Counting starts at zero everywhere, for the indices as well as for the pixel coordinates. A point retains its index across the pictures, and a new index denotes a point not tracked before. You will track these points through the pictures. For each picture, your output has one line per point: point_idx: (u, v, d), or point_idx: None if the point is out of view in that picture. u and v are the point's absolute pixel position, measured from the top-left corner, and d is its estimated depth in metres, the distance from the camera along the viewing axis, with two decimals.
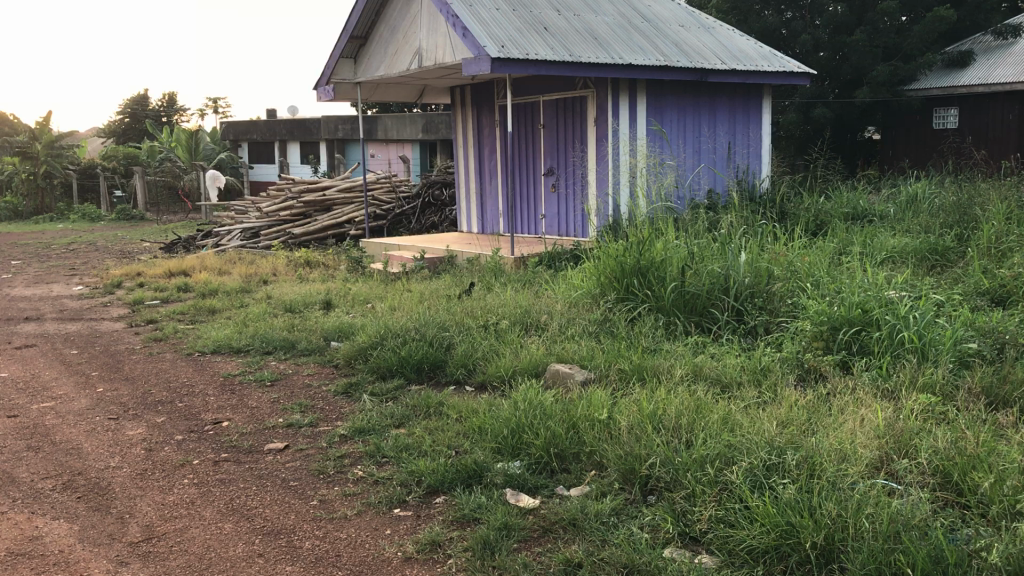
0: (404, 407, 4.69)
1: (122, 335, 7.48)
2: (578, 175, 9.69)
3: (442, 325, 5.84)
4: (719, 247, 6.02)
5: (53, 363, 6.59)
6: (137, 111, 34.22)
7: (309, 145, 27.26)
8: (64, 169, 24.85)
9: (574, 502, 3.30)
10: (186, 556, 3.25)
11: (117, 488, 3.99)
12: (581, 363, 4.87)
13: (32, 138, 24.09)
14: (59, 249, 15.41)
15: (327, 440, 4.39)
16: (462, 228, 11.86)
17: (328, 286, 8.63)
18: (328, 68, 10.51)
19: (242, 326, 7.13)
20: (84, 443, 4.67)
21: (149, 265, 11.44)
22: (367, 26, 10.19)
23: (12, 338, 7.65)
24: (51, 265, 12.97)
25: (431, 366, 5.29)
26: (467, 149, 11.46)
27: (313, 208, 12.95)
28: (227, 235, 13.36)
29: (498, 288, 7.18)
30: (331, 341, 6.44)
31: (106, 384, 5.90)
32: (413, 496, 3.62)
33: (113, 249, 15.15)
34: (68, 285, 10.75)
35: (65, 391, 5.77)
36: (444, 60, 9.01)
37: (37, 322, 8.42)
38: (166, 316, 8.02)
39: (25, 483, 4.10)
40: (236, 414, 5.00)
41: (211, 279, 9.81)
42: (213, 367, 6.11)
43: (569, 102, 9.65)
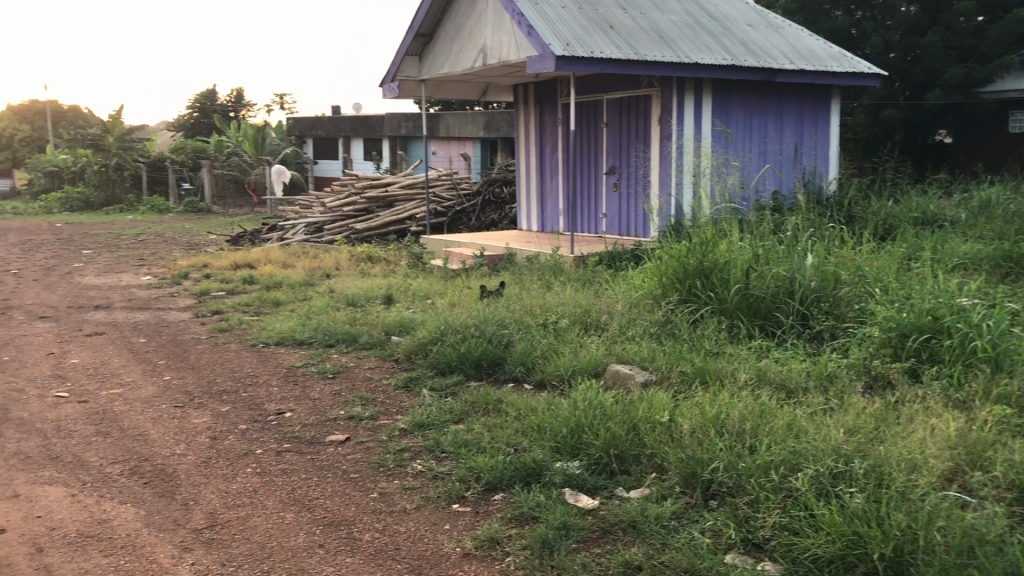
0: (463, 403, 4.70)
1: (189, 325, 7.64)
2: (640, 175, 9.62)
3: (502, 323, 5.82)
4: (785, 249, 5.92)
5: (122, 351, 6.76)
6: (206, 105, 35.05)
7: (374, 141, 27.47)
8: (135, 161, 25.48)
9: (633, 504, 3.27)
10: (248, 544, 3.30)
11: (182, 475, 4.08)
12: (643, 364, 4.81)
13: (106, 131, 24.82)
14: (131, 239, 15.79)
15: (387, 433, 4.43)
16: (522, 225, 11.83)
17: (389, 282, 8.72)
18: (394, 65, 10.62)
19: (304, 319, 7.24)
20: (151, 430, 4.78)
21: (216, 257, 11.66)
22: (433, 23, 10.22)
23: (83, 326, 7.87)
24: (122, 255, 13.29)
25: (490, 363, 5.28)
26: (529, 146, 11.43)
27: (375, 203, 13.03)
28: (292, 229, 13.51)
29: (559, 287, 7.17)
30: (392, 335, 6.47)
31: (172, 372, 6.03)
32: (471, 492, 3.63)
33: (181, 240, 15.50)
34: (137, 276, 10.99)
35: (133, 378, 5.93)
36: (509, 58, 8.99)
37: (107, 310, 8.65)
38: (231, 308, 8.16)
39: (95, 468, 4.24)
40: (298, 405, 5.05)
41: (275, 272, 9.95)
42: (277, 358, 6.20)
43: (634, 100, 9.59)
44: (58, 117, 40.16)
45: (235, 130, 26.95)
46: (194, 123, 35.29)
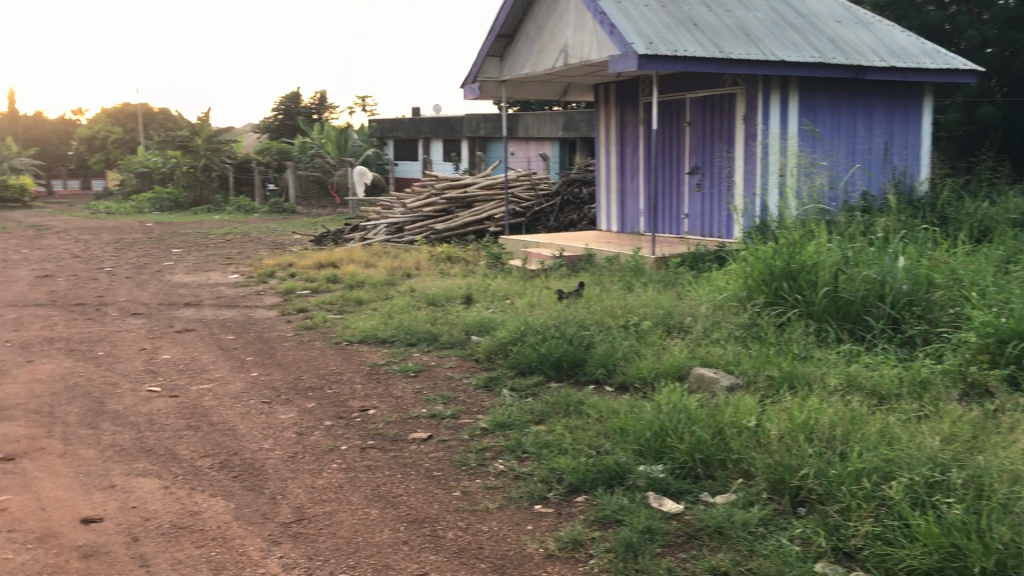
0: (544, 404, 4.69)
1: (274, 323, 7.80)
2: (724, 175, 9.48)
3: (583, 324, 5.79)
4: (876, 251, 5.76)
5: (212, 347, 6.94)
6: (290, 108, 35.82)
7: (453, 142, 27.70)
8: (222, 163, 26.18)
9: (719, 510, 3.21)
10: (334, 538, 3.36)
11: (270, 469, 4.17)
12: (728, 368, 4.74)
13: (195, 133, 25.58)
14: (219, 239, 16.22)
15: (469, 432, 4.45)
16: (602, 226, 11.77)
17: (469, 281, 8.76)
18: (475, 66, 10.68)
19: (386, 318, 7.32)
20: (240, 425, 4.90)
21: (300, 256, 11.90)
22: (515, 24, 10.25)
23: (174, 322, 8.11)
24: (210, 254, 13.67)
25: (571, 364, 5.25)
26: (610, 146, 11.37)
27: (454, 204, 13.12)
28: (373, 229, 13.69)
29: (640, 288, 7.11)
30: (472, 335, 6.50)
31: (259, 368, 6.16)
32: (553, 493, 3.61)
33: (266, 240, 15.85)
34: (225, 274, 11.29)
35: (222, 373, 6.08)
36: (591, 57, 8.96)
37: (196, 307, 8.90)
38: (315, 306, 8.32)
39: (187, 461, 4.36)
40: (381, 403, 5.11)
41: (357, 271, 10.09)
42: (360, 357, 6.28)
43: (717, 99, 9.45)
44: (149, 120, 41.50)
45: (318, 132, 27.47)
46: (279, 125, 36.11)
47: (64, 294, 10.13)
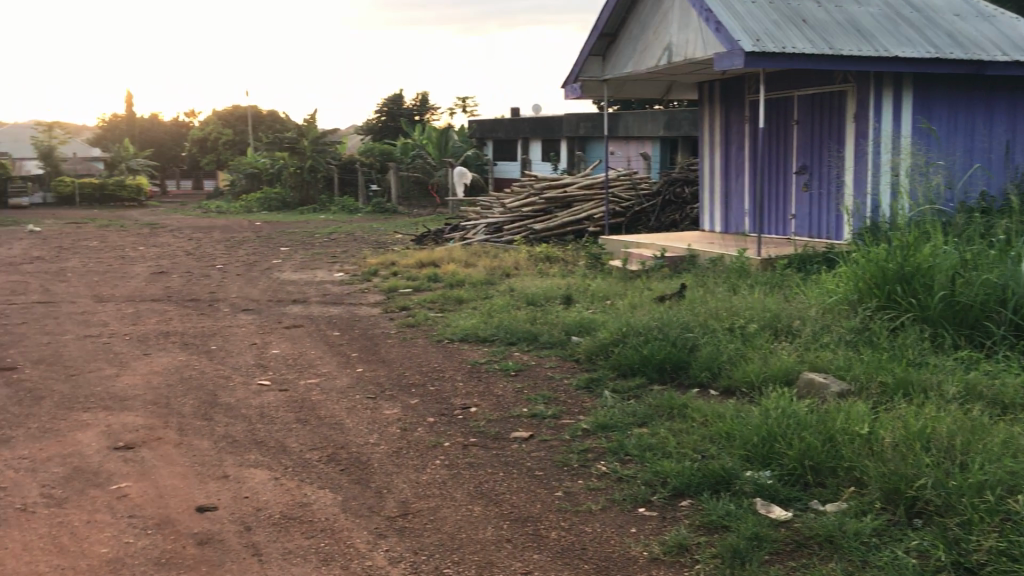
0: (647, 406, 4.64)
1: (378, 320, 7.95)
2: (833, 175, 9.23)
3: (686, 326, 5.72)
4: (997, 253, 5.51)
5: (318, 343, 7.12)
6: (393, 109, 36.47)
7: (552, 142, 27.75)
8: (327, 164, 26.83)
9: (830, 518, 3.13)
10: (438, 534, 3.41)
11: (376, 464, 4.26)
12: (838, 373, 4.61)
13: (302, 135, 26.32)
14: (324, 238, 16.63)
15: (571, 432, 4.44)
16: (705, 227, 11.60)
17: (570, 281, 8.75)
18: (577, 65, 10.67)
19: (487, 316, 7.38)
20: (346, 419, 5.01)
21: (402, 255, 12.09)
22: (618, 23, 10.20)
23: (283, 318, 8.35)
24: (316, 253, 14.02)
25: (674, 367, 5.19)
26: (714, 146, 11.19)
27: (554, 203, 13.12)
28: (473, 229, 13.80)
29: (745, 290, 6.98)
30: (572, 335, 6.49)
31: (364, 364, 6.29)
32: (657, 497, 3.57)
33: (369, 238, 16.17)
34: (330, 272, 11.57)
35: (329, 368, 6.24)
36: (696, 55, 8.85)
37: (303, 304, 9.14)
38: (417, 304, 8.44)
39: (296, 454, 4.49)
40: (483, 401, 5.15)
41: (458, 270, 10.20)
42: (461, 355, 6.35)
43: (827, 97, 9.21)
44: (259, 122, 42.85)
45: (420, 132, 27.88)
46: (382, 127, 36.81)
47: (179, 289, 10.55)
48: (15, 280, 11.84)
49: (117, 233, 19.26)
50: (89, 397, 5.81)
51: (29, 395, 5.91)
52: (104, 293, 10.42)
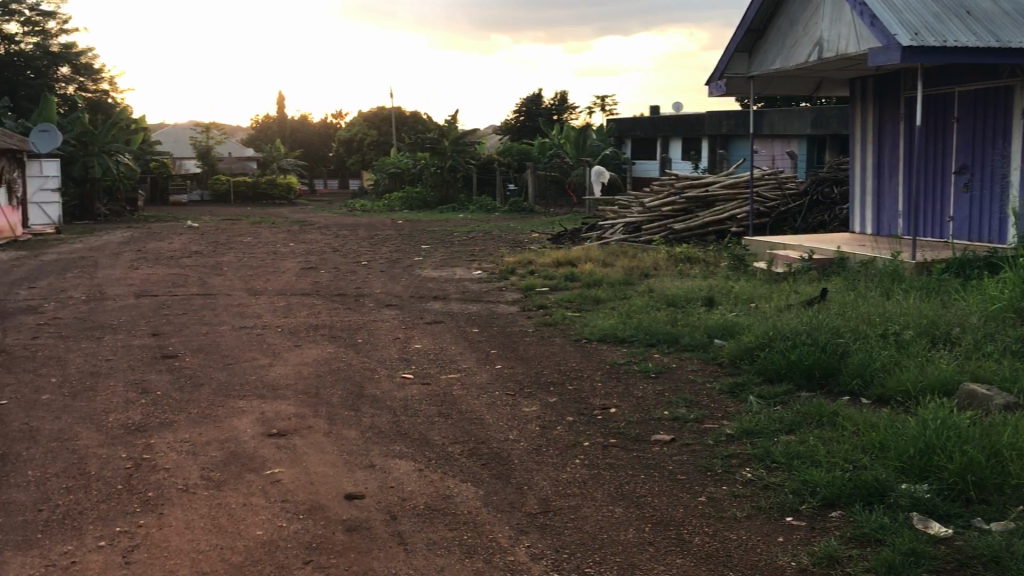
0: (794, 413, 4.51)
1: (516, 318, 8.02)
2: (997, 175, 8.74)
3: (836, 331, 5.52)
4: None
5: (459, 339, 7.25)
6: (532, 109, 36.80)
7: (693, 141, 27.37)
8: (467, 163, 27.25)
9: (996, 539, 2.96)
10: (580, 533, 3.42)
11: (516, 460, 4.30)
12: (1003, 385, 4.36)
13: (443, 135, 26.85)
14: (463, 236, 16.91)
15: (714, 437, 4.36)
16: (854, 229, 11.18)
17: (711, 283, 8.59)
18: (722, 62, 10.46)
19: (626, 317, 7.33)
20: (487, 414, 5.08)
21: (540, 254, 12.16)
22: (766, 19, 9.95)
23: (424, 314, 8.54)
24: (455, 250, 14.27)
25: (823, 373, 5.02)
26: (866, 144, 10.76)
27: (694, 203, 12.91)
28: (611, 228, 13.74)
29: (899, 295, 6.69)
30: (714, 338, 6.37)
31: (504, 361, 6.36)
32: (806, 507, 3.47)
33: (507, 237, 16.33)
34: (470, 270, 11.75)
35: (469, 364, 6.33)
36: (848, 51, 8.53)
37: (444, 300, 9.32)
38: (556, 303, 8.47)
39: (439, 446, 4.58)
40: (623, 402, 5.12)
41: (596, 270, 10.17)
42: (601, 354, 6.33)
43: (992, 93, 8.72)
44: (402, 123, 44.01)
45: (558, 132, 27.97)
46: (521, 126, 37.17)
47: (326, 284, 10.94)
48: (177, 273, 12.55)
49: (269, 230, 20.14)
50: (244, 386, 6.10)
51: (189, 382, 6.25)
52: (257, 287, 10.92)
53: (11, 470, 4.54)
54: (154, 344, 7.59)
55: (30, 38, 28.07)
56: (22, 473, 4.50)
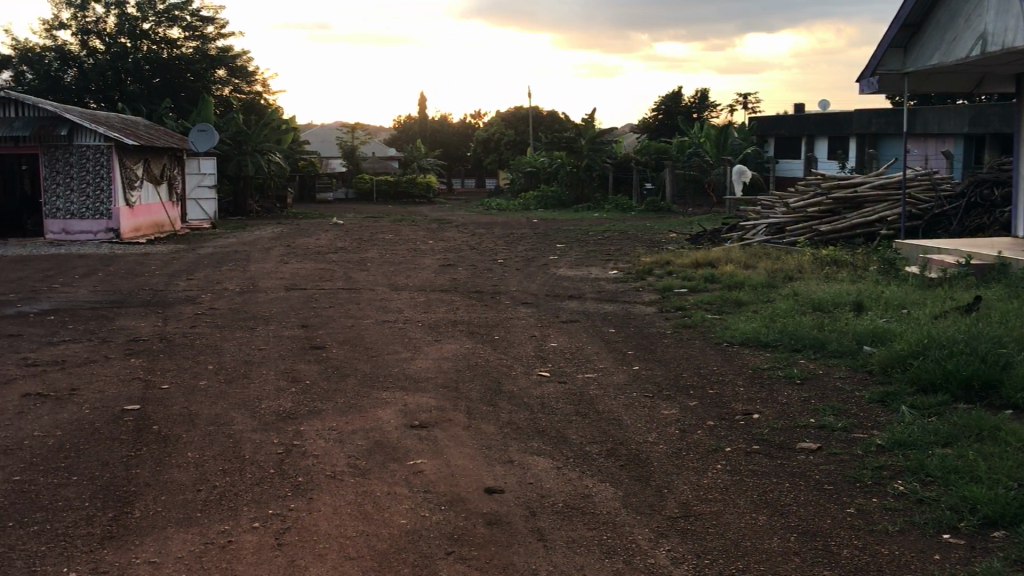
0: (951, 425, 4.29)
1: (654, 320, 7.94)
2: None
3: (999, 341, 5.22)
4: None
5: (596, 338, 7.24)
6: (671, 108, 36.40)
7: (840, 140, 26.44)
8: (604, 163, 27.17)
9: None
10: (722, 539, 3.36)
11: (656, 462, 4.26)
12: None
13: (580, 134, 26.88)
14: (600, 236, 16.88)
15: (863, 448, 4.21)
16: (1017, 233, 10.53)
17: (859, 287, 8.28)
18: (874, 59, 10.06)
19: (769, 320, 7.16)
20: (625, 415, 5.06)
21: (679, 254, 12.00)
22: (923, 12, 9.51)
23: (561, 313, 8.58)
24: (591, 250, 14.26)
25: (984, 385, 4.76)
26: None
27: (841, 204, 12.46)
28: (752, 229, 13.42)
29: None
30: (864, 344, 6.13)
31: (642, 362, 6.31)
32: (965, 524, 3.29)
33: (644, 237, 16.20)
34: (607, 269, 11.71)
35: (607, 364, 6.31)
36: (1015, 44, 8.06)
37: (581, 299, 9.33)
38: (695, 305, 8.34)
39: (577, 445, 4.59)
40: (766, 408, 5.00)
41: (737, 272, 9.96)
42: (742, 359, 6.19)
43: None
44: (539, 122, 44.31)
45: (697, 131, 27.54)
46: (659, 125, 36.81)
47: (464, 281, 11.13)
48: (323, 267, 13.03)
49: (410, 228, 20.63)
50: (387, 378, 6.28)
51: (336, 372, 6.48)
52: (398, 283, 11.22)
53: (172, 451, 4.83)
54: (302, 335, 7.91)
55: (191, 43, 29.77)
56: (184, 454, 4.77)
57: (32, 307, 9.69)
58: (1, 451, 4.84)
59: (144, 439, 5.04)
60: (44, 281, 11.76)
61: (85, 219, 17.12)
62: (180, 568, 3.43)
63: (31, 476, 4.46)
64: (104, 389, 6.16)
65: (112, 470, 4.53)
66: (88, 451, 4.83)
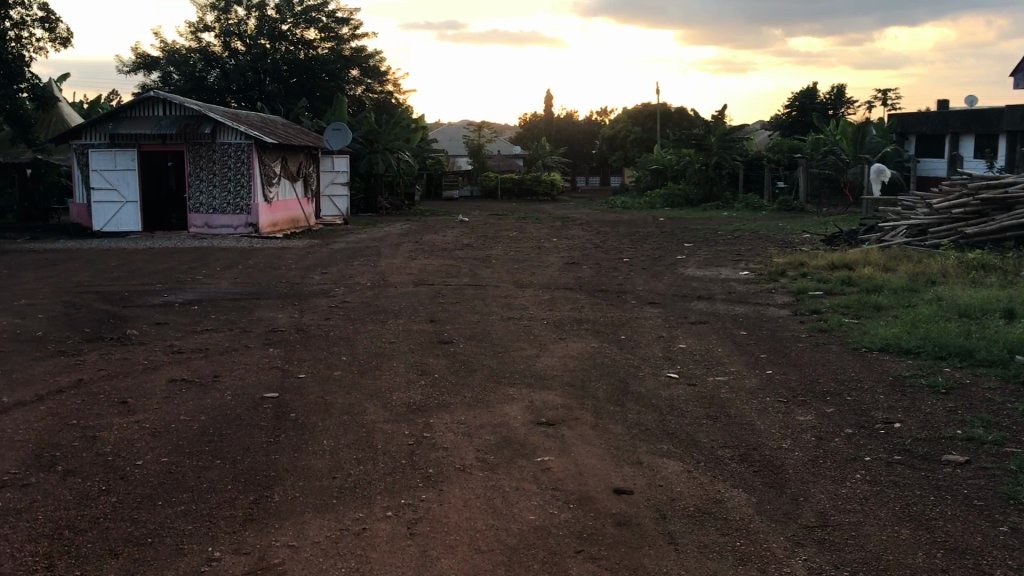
0: None
1: (787, 322, 7.72)
2: None
3: None
4: None
5: (726, 341, 7.09)
6: (805, 104, 35.39)
7: (988, 138, 25.12)
8: (734, 161, 26.63)
9: None
10: (862, 552, 3.25)
11: (791, 469, 4.14)
12: None
13: (709, 132, 26.41)
14: (728, 235, 16.55)
15: (1017, 463, 3.98)
16: None
17: (1011, 293, 7.84)
18: None
19: (911, 326, 6.86)
20: (757, 420, 4.94)
21: (813, 256, 11.64)
22: None
23: (689, 313, 8.45)
24: (720, 250, 13.99)
25: None
26: None
27: (991, 205, 11.82)
28: (892, 231, 12.89)
29: None
30: (1016, 354, 5.80)
31: (774, 366, 6.15)
32: None
33: (776, 237, 15.79)
34: (736, 270, 11.48)
35: (737, 368, 6.18)
36: None
37: (709, 300, 9.17)
38: (830, 308, 8.08)
39: (708, 449, 4.52)
40: (908, 417, 4.79)
41: (875, 275, 9.59)
42: (882, 365, 5.96)
43: None
44: (667, 119, 43.79)
45: (833, 128, 26.65)
46: (792, 122, 35.83)
47: (591, 280, 11.10)
48: (451, 263, 13.23)
49: (535, 226, 20.71)
50: (514, 374, 6.32)
51: (463, 367, 6.58)
52: (524, 280, 11.28)
53: (308, 439, 4.99)
54: (431, 330, 8.06)
55: (326, 44, 30.76)
56: (319, 442, 4.92)
57: (177, 297, 10.20)
58: (151, 432, 5.11)
59: (282, 426, 5.23)
60: (188, 272, 12.36)
61: (226, 214, 17.91)
62: (317, 553, 3.54)
63: (179, 457, 4.69)
64: (244, 377, 6.43)
65: (253, 454, 4.73)
66: (230, 436, 5.04)
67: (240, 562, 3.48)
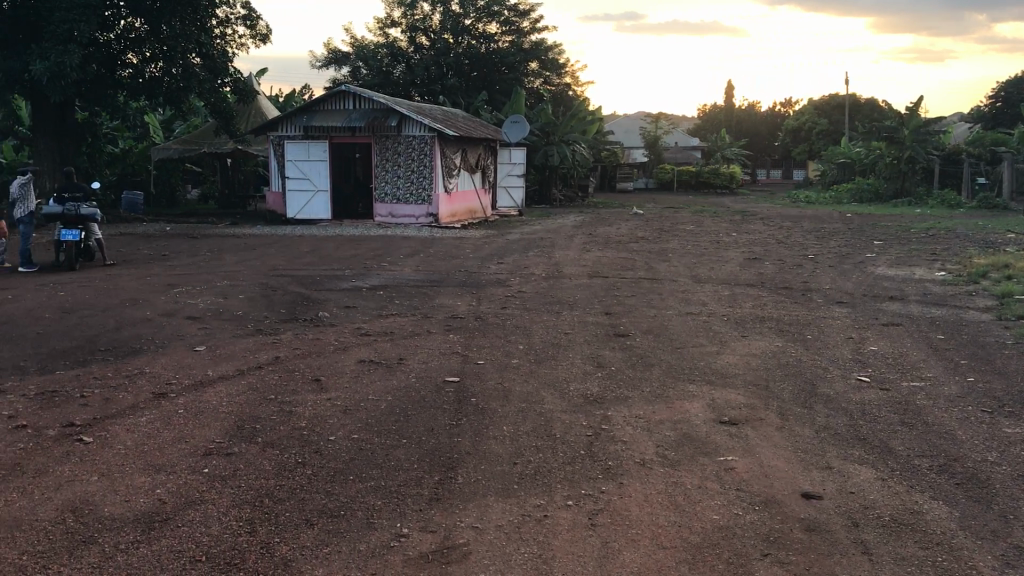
0: None
1: (990, 328, 7.22)
2: None
3: None
4: None
5: (921, 344, 6.72)
6: (1011, 95, 32.98)
7: None
8: (929, 155, 25.16)
9: None
10: None
11: (998, 485, 3.88)
12: None
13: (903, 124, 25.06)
14: (923, 234, 15.67)
15: None
16: None
17: None
18: None
19: None
20: (959, 430, 4.65)
21: (1018, 257, 10.86)
22: None
23: (880, 314, 8.06)
24: (914, 249, 13.27)
25: None
26: None
27: None
28: None
29: None
30: None
31: (977, 373, 5.78)
32: None
33: (977, 237, 14.82)
34: (931, 270, 10.85)
35: (934, 373, 5.85)
36: None
37: (902, 301, 8.72)
38: None
39: (903, 457, 4.30)
40: None
41: None
42: None
43: None
44: (856, 111, 41.89)
45: None
46: (996, 114, 33.48)
47: (773, 276, 10.78)
48: (628, 256, 13.17)
49: (713, 219, 20.29)
50: (694, 370, 6.23)
51: (641, 361, 6.54)
52: (703, 275, 11.08)
53: (489, 423, 5.10)
54: (608, 322, 8.07)
55: (506, 37, 31.31)
56: (499, 428, 5.02)
57: (364, 282, 10.66)
58: (342, 409, 5.37)
59: (465, 410, 5.37)
60: (374, 259, 12.90)
61: (410, 203, 18.54)
62: (500, 536, 3.62)
63: (369, 435, 4.90)
64: (427, 361, 6.65)
65: (437, 436, 4.88)
66: (416, 417, 5.23)
67: (426, 539, 3.60)
